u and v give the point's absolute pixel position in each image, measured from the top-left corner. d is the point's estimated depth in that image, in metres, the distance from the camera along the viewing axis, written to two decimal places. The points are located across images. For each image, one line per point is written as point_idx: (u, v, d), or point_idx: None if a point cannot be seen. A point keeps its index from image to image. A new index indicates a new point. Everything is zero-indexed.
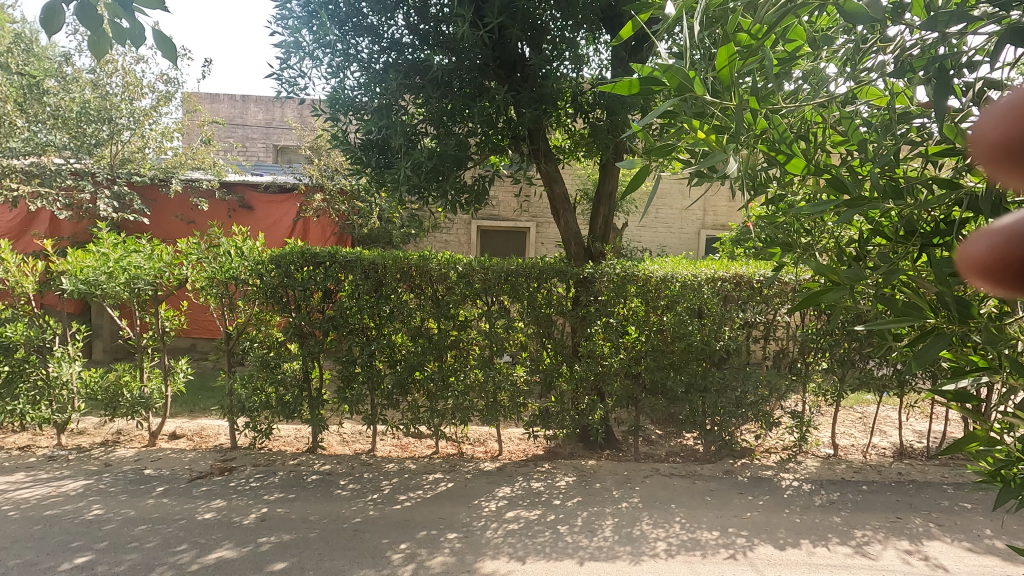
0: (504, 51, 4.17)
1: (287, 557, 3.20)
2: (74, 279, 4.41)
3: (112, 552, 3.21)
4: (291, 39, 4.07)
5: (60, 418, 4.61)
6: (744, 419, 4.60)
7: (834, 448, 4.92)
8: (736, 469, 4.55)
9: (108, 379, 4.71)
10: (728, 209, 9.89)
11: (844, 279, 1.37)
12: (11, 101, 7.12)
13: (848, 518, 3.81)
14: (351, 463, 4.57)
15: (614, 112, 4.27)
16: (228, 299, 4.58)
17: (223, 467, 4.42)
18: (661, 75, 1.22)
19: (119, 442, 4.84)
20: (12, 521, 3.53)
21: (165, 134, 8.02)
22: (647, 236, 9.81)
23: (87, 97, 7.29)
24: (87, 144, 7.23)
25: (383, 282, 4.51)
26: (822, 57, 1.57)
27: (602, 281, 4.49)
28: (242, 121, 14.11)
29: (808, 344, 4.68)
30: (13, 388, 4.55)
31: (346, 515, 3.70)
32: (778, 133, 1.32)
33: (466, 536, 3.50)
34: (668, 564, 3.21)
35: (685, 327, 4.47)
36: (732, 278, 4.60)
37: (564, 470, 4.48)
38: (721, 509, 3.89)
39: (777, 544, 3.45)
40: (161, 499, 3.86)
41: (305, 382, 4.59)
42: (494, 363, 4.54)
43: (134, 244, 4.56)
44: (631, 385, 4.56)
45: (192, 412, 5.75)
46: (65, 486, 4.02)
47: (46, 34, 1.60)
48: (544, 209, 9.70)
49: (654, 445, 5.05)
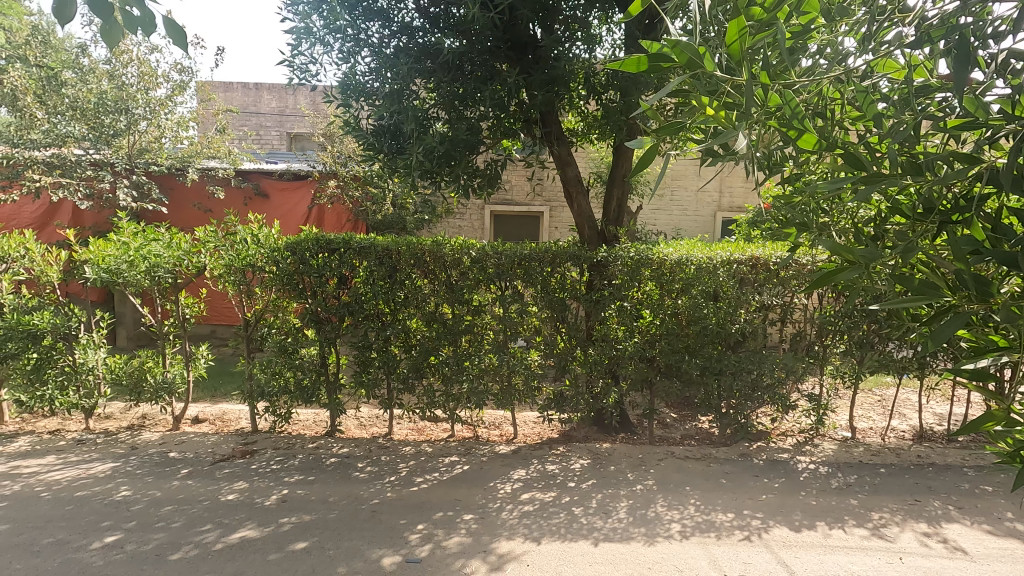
0: (515, 33, 4.10)
1: (308, 537, 3.28)
2: (96, 268, 4.49)
3: (140, 532, 3.32)
4: (302, 25, 4.07)
5: (87, 403, 4.75)
6: (760, 402, 4.56)
7: (851, 431, 4.86)
8: (752, 452, 4.53)
9: (132, 364, 4.81)
10: (744, 189, 9.67)
11: (860, 258, 1.37)
12: (31, 93, 7.29)
13: (864, 500, 3.78)
14: (368, 446, 4.65)
15: (628, 93, 4.18)
16: (246, 286, 4.65)
17: (245, 450, 4.52)
18: (671, 51, 1.21)
19: (144, 427, 4.97)
20: (45, 501, 3.66)
21: (181, 123, 8.06)
22: (662, 220, 9.72)
23: (104, 87, 7.38)
24: (104, 135, 7.36)
25: (398, 268, 4.54)
26: (840, 30, 1.54)
27: (616, 264, 4.48)
28: (255, 109, 14.32)
29: (825, 326, 4.62)
30: (42, 374, 4.68)
31: (364, 497, 3.78)
32: (790, 108, 1.30)
33: (482, 517, 3.55)
34: (682, 546, 3.23)
35: (700, 311, 4.42)
36: (748, 261, 4.55)
37: (578, 453, 4.50)
38: (736, 491, 3.89)
39: (792, 526, 3.45)
40: (186, 480, 3.98)
41: (322, 367, 4.66)
42: (508, 348, 4.55)
43: (153, 233, 4.66)
44: (646, 369, 4.54)
45: (214, 397, 5.89)
46: (94, 469, 4.15)
47: (57, 22, 1.63)
48: (557, 193, 9.59)
49: (669, 429, 5.05)
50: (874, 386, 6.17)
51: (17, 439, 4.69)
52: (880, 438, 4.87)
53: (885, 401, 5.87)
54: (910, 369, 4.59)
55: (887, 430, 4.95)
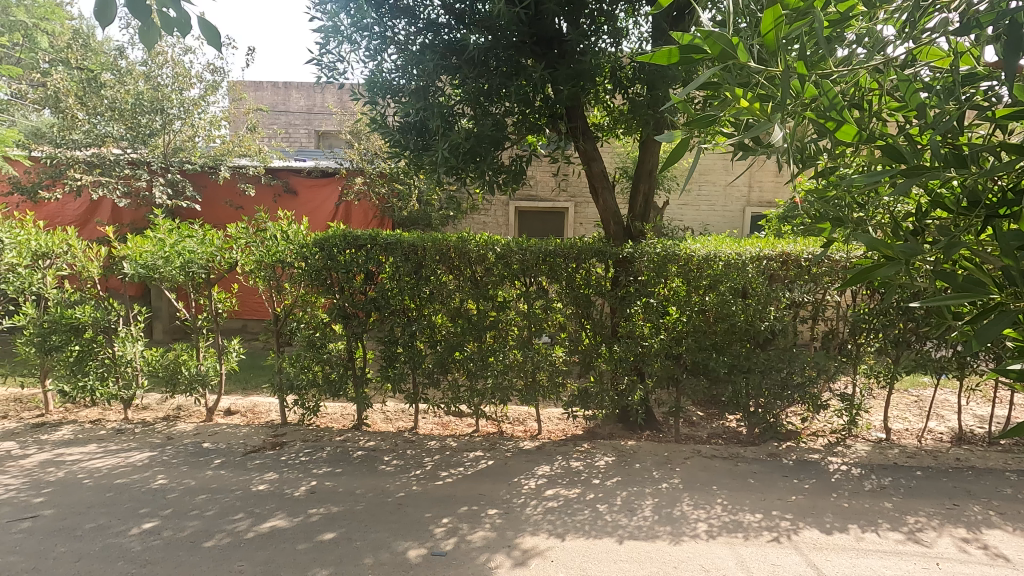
0: (541, 27, 4.01)
1: (335, 528, 3.34)
2: (134, 263, 4.65)
3: (176, 519, 3.43)
4: (330, 23, 4.12)
5: (126, 394, 4.92)
6: (789, 401, 4.46)
7: (886, 432, 4.73)
8: (781, 452, 4.44)
9: (168, 357, 4.96)
10: (775, 183, 9.46)
11: (899, 254, 1.33)
12: (73, 95, 7.63)
13: (899, 504, 3.67)
14: (395, 440, 4.70)
15: (655, 86, 4.11)
16: (276, 282, 4.75)
17: (275, 441, 4.63)
18: (703, 42, 1.20)
19: (179, 418, 5.13)
20: (87, 488, 3.82)
21: (213, 123, 8.24)
22: (689, 215, 9.57)
23: (140, 88, 7.60)
24: (141, 135, 7.62)
25: (423, 264, 4.57)
26: (878, 17, 1.50)
27: (642, 260, 4.42)
28: (284, 107, 14.63)
29: (859, 324, 4.48)
30: (84, 365, 4.87)
31: (390, 489, 3.83)
32: (828, 99, 1.27)
33: (506, 512, 3.56)
34: (708, 545, 3.19)
35: (728, 308, 4.34)
36: (778, 257, 4.45)
37: (603, 450, 4.47)
38: (764, 492, 3.82)
39: (823, 528, 3.37)
40: (219, 470, 4.10)
41: (349, 361, 4.74)
42: (532, 344, 4.55)
43: (187, 230, 4.80)
44: (672, 367, 4.49)
45: (245, 389, 6.05)
46: (132, 457, 4.30)
47: (100, 25, 1.74)
48: (582, 189, 9.54)
49: (695, 427, 4.99)
50: (910, 386, 5.98)
51: (61, 427, 4.89)
52: (917, 440, 4.72)
53: (922, 402, 5.68)
54: (949, 368, 4.43)
55: (923, 431, 4.80)
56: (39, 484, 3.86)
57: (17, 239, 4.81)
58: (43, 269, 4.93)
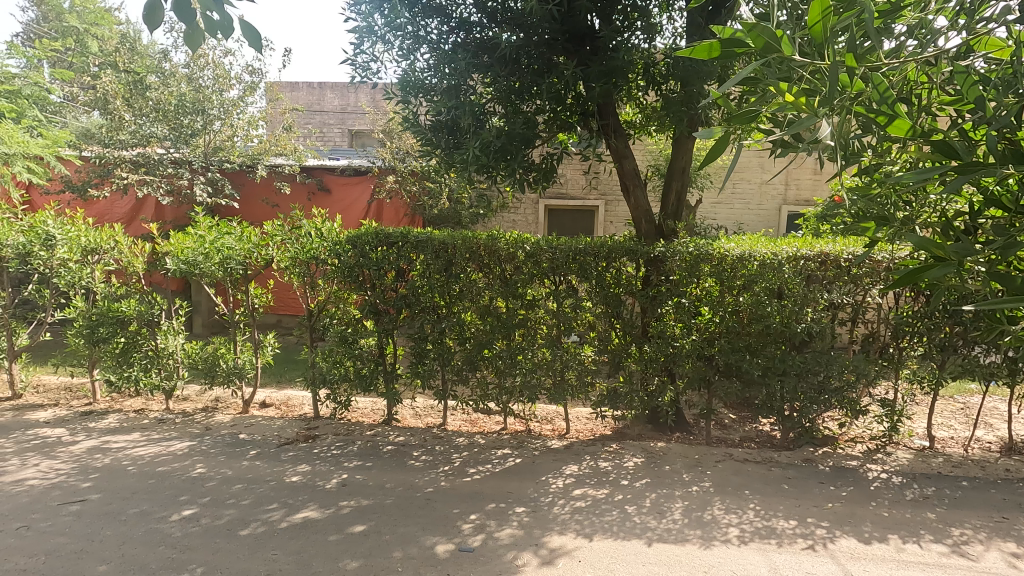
0: (573, 23, 3.97)
1: (366, 521, 3.39)
2: (176, 259, 4.83)
3: (213, 507, 3.54)
4: (364, 24, 4.17)
5: (167, 384, 5.10)
6: (827, 406, 4.31)
7: (930, 440, 4.55)
8: (817, 457, 4.31)
9: (207, 350, 5.12)
10: (813, 181, 9.19)
11: (950, 254, 1.28)
12: (120, 97, 7.95)
13: (943, 515, 3.53)
14: (424, 435, 4.75)
15: (689, 83, 4.04)
16: (310, 278, 4.86)
17: (307, 434, 4.73)
18: (745, 36, 1.18)
19: (216, 409, 5.29)
20: (131, 474, 3.98)
21: (251, 123, 8.45)
22: (722, 214, 9.39)
23: (183, 90, 7.91)
24: (183, 135, 7.90)
25: (453, 261, 4.60)
26: (931, 8, 1.45)
27: (674, 259, 4.35)
28: (319, 107, 14.96)
29: (901, 327, 4.32)
30: (129, 357, 5.06)
31: (419, 485, 3.87)
32: (879, 92, 1.22)
33: (534, 510, 3.56)
34: (740, 551, 3.12)
35: (762, 309, 4.23)
36: (817, 257, 4.31)
37: (632, 451, 4.43)
38: (799, 498, 3.72)
39: (862, 538, 3.26)
40: (254, 461, 4.22)
41: (380, 357, 4.81)
42: (561, 343, 4.53)
43: (226, 227, 4.95)
44: (704, 368, 4.40)
45: (279, 383, 6.21)
46: (173, 446, 4.46)
47: (147, 28, 1.84)
48: (613, 187, 9.45)
49: (727, 430, 4.90)
50: (955, 393, 5.74)
51: (107, 416, 5.11)
52: (963, 449, 4.52)
53: (969, 410, 5.44)
54: (999, 375, 4.22)
55: (970, 440, 4.60)
56: (86, 469, 4.04)
57: (68, 235, 5.10)
58: (92, 264, 5.16)
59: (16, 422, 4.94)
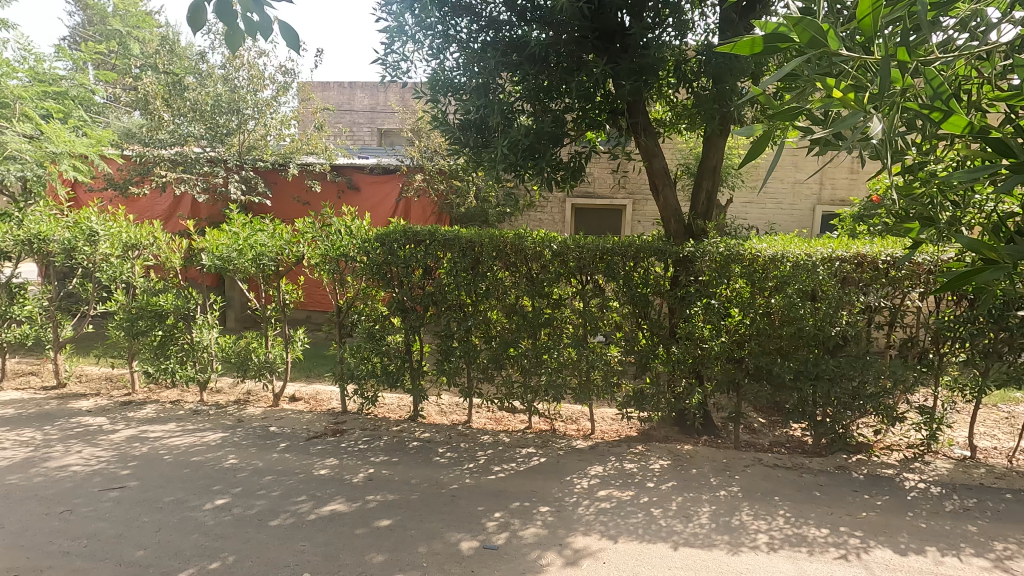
0: (603, 21, 3.96)
1: (391, 515, 3.43)
2: (211, 255, 4.97)
3: (245, 497, 3.63)
4: (395, 24, 4.22)
5: (201, 377, 5.24)
6: (861, 412, 4.19)
7: (971, 450, 4.37)
8: (850, 465, 4.19)
9: (240, 344, 5.24)
10: (849, 180, 8.92)
11: (1004, 257, 1.24)
12: (160, 97, 8.23)
13: (985, 528, 3.39)
14: (449, 432, 4.79)
15: (722, 80, 3.98)
16: (339, 275, 4.96)
17: (335, 428, 4.81)
18: (791, 31, 1.20)
19: (248, 402, 5.43)
20: (167, 463, 4.11)
21: (284, 122, 8.64)
22: (754, 214, 9.21)
23: (219, 90, 8.15)
24: (219, 134, 8.14)
25: (480, 260, 4.62)
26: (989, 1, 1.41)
27: (704, 260, 4.28)
28: (350, 107, 15.20)
29: (942, 332, 4.17)
30: (166, 349, 5.22)
31: (443, 481, 3.90)
32: (935, 86, 1.18)
33: (558, 510, 3.55)
34: (769, 558, 3.06)
35: (796, 311, 4.11)
36: (853, 258, 4.18)
37: (658, 453, 4.38)
38: (831, 506, 3.62)
39: (897, 549, 3.16)
40: (284, 453, 4.31)
41: (407, 354, 4.86)
42: (587, 343, 4.50)
43: (259, 224, 5.07)
44: (733, 370, 4.32)
45: (309, 377, 6.34)
46: (207, 437, 4.59)
47: (191, 30, 1.91)
48: (641, 186, 9.35)
49: (757, 434, 4.81)
50: (999, 402, 5.51)
51: (145, 406, 5.28)
52: (1006, 460, 4.34)
53: (1014, 419, 5.22)
54: None
55: (1015, 451, 4.41)
56: (125, 457, 4.19)
57: (111, 231, 5.32)
58: (132, 259, 5.34)
59: (60, 410, 5.15)
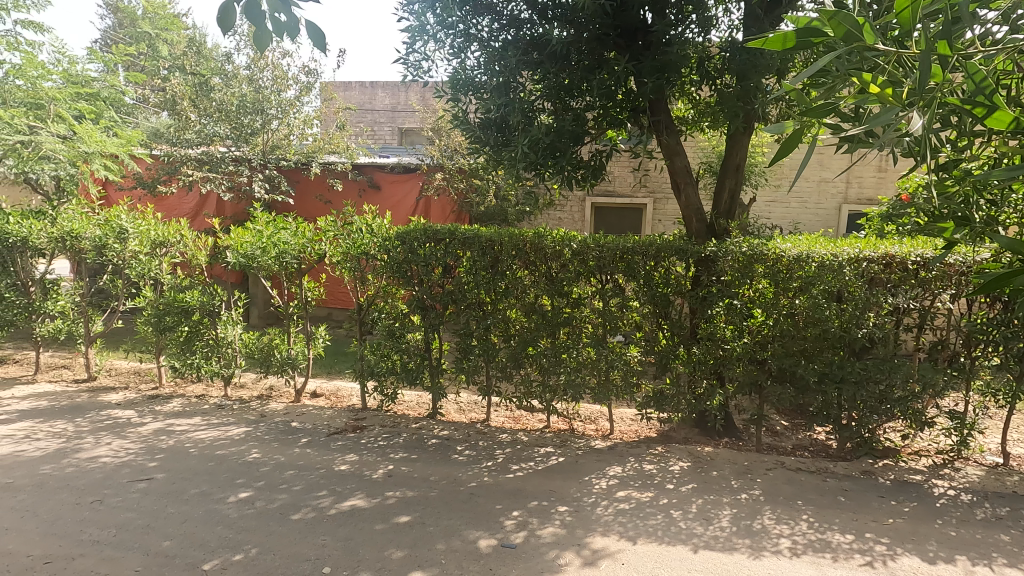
0: (625, 19, 3.92)
1: (411, 512, 3.46)
2: (236, 253, 5.06)
3: (267, 491, 3.69)
4: (417, 23, 4.24)
5: (226, 372, 5.33)
6: (888, 416, 4.09)
7: (1004, 457, 4.24)
8: (876, 470, 4.10)
9: (263, 341, 5.32)
10: (877, 178, 8.72)
11: None
12: (187, 98, 8.43)
13: (1019, 537, 3.28)
14: (467, 430, 4.80)
15: (745, 77, 3.93)
16: (360, 273, 5.01)
17: (356, 425, 4.86)
18: (825, 25, 1.18)
19: (271, 397, 5.52)
20: (192, 456, 4.20)
21: (306, 121, 8.65)
22: (777, 213, 9.05)
23: (245, 91, 8.31)
24: (243, 134, 8.28)
25: (500, 259, 4.62)
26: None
27: (726, 259, 4.21)
28: (371, 106, 15.34)
29: (974, 335, 4.05)
30: (192, 345, 5.33)
31: (462, 479, 3.92)
32: (976, 81, 1.15)
33: (577, 510, 3.53)
34: (791, 563, 3.00)
35: (821, 312, 4.03)
36: (881, 258, 4.08)
37: (678, 455, 4.34)
38: (857, 511, 3.54)
39: (925, 557, 3.08)
40: (305, 449, 4.37)
41: (426, 352, 4.89)
42: (607, 342, 4.46)
43: (282, 222, 5.15)
44: (756, 372, 4.25)
45: (330, 373, 6.42)
46: (231, 431, 4.68)
47: (221, 31, 1.95)
48: (661, 185, 9.26)
49: (779, 437, 4.73)
50: None
51: (172, 400, 5.40)
52: None
53: None
54: None
55: None
56: (152, 450, 4.29)
57: (140, 229, 5.46)
58: (160, 256, 5.46)
59: (91, 402, 5.29)
